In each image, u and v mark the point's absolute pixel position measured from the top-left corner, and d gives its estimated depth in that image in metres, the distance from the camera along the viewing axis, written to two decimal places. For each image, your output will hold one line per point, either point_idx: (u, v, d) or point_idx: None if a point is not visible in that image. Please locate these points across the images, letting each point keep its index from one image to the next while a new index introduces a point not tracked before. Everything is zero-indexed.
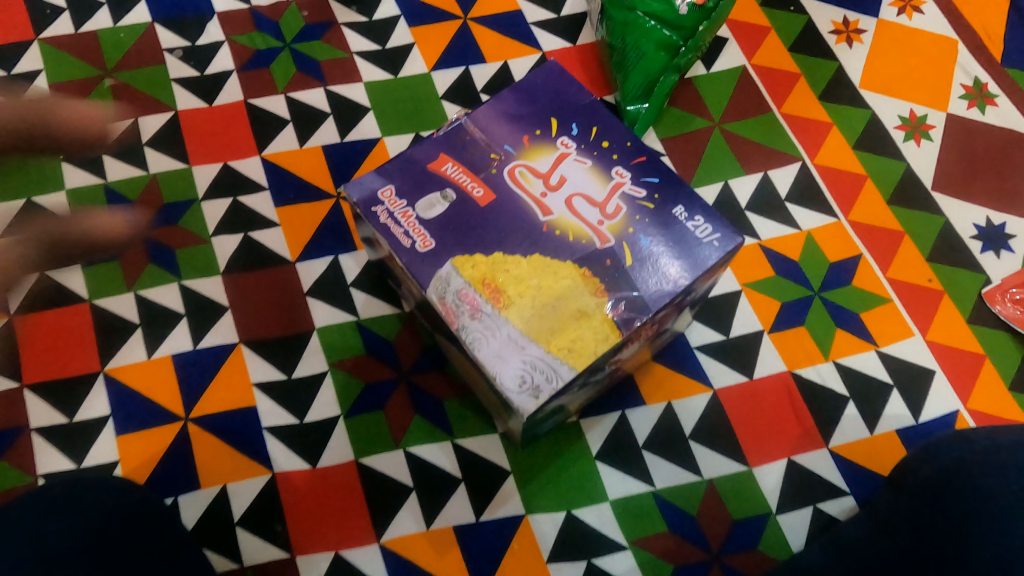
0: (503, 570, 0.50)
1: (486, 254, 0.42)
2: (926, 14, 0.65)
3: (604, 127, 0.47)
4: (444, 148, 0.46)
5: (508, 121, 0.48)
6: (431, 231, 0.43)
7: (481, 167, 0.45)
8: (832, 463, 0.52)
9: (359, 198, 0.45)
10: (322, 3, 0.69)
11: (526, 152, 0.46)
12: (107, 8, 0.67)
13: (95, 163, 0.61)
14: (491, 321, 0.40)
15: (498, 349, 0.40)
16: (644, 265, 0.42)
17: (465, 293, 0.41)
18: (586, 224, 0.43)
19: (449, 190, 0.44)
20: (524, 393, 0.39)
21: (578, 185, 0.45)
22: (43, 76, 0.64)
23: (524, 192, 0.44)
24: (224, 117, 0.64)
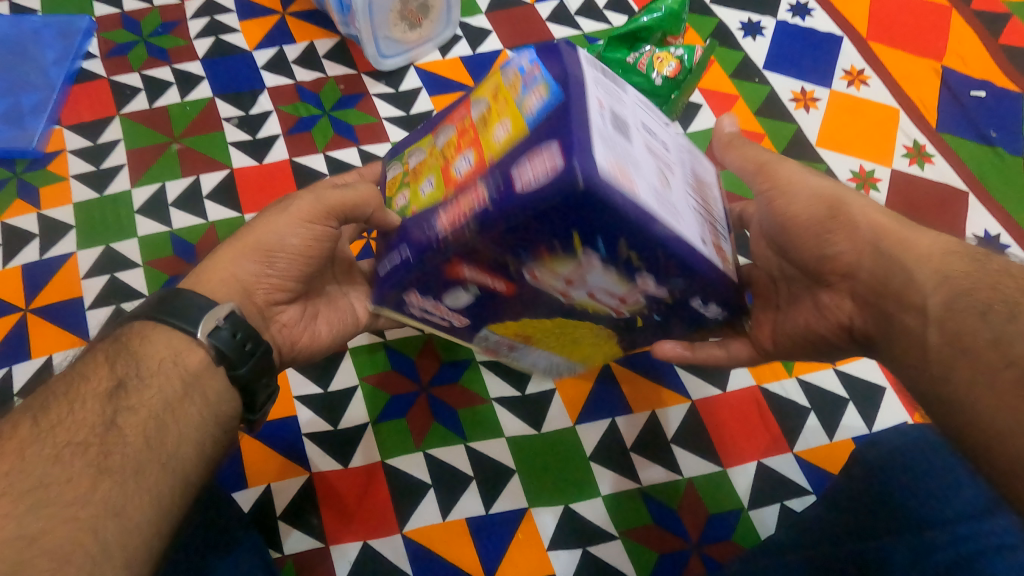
0: (510, 556, 0.57)
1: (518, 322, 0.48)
2: (872, 86, 0.76)
3: (632, 242, 0.37)
4: (457, 258, 0.40)
5: (519, 233, 0.37)
6: (464, 314, 0.48)
7: (498, 270, 0.41)
8: (796, 465, 0.60)
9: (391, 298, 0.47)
10: (355, 78, 0.81)
11: (547, 265, 0.39)
12: (176, 86, 0.79)
13: (163, 213, 0.72)
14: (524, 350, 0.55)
15: (533, 359, 0.57)
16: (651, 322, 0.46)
17: (501, 340, 0.52)
18: (604, 305, 0.44)
19: (472, 291, 0.44)
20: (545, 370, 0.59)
21: (601, 287, 0.42)
22: (120, 145, 0.75)
23: (550, 292, 0.43)
24: (273, 174, 0.74)
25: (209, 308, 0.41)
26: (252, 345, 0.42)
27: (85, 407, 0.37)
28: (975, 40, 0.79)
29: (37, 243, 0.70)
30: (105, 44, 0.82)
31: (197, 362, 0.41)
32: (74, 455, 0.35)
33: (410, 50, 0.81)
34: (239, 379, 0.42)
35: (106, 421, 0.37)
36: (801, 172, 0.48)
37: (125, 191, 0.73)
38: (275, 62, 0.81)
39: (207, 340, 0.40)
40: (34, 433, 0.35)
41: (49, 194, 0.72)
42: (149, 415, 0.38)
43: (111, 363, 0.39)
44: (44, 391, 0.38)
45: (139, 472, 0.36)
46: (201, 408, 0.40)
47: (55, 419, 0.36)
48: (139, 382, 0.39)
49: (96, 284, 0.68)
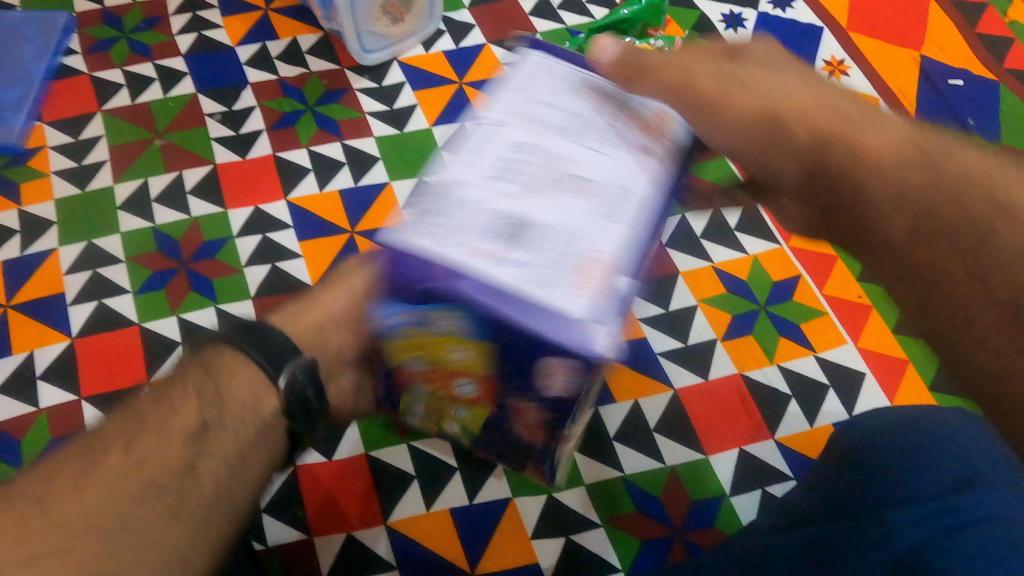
0: (494, 545, 0.57)
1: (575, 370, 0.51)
2: (853, 76, 0.76)
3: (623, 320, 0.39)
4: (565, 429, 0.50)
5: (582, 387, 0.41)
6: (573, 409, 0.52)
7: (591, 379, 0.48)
8: (777, 452, 0.61)
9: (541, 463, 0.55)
10: (339, 73, 0.81)
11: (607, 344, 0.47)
12: (158, 82, 0.79)
13: (146, 208, 0.72)
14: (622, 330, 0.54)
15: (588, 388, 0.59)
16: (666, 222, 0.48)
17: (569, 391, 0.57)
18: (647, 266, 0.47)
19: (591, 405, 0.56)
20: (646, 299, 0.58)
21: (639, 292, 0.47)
22: (103, 140, 0.75)
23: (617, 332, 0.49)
24: (257, 168, 0.74)
25: (294, 354, 0.39)
26: (316, 403, 0.40)
27: (170, 444, 0.34)
28: (953, 30, 0.79)
29: (19, 239, 0.69)
30: (87, 40, 0.82)
31: (270, 411, 0.38)
32: (153, 498, 0.32)
33: (393, 44, 0.82)
34: (293, 435, 0.39)
35: (187, 465, 0.33)
36: (720, 85, 0.41)
37: (108, 187, 0.73)
38: (258, 58, 0.81)
39: (287, 387, 0.38)
40: (123, 463, 0.32)
41: (31, 190, 0.72)
42: (225, 463, 0.35)
43: (199, 395, 0.36)
44: (124, 409, 0.35)
45: (208, 523, 0.33)
46: (263, 465, 0.37)
47: (138, 452, 0.33)
48: (222, 426, 0.36)
49: (78, 280, 0.68)
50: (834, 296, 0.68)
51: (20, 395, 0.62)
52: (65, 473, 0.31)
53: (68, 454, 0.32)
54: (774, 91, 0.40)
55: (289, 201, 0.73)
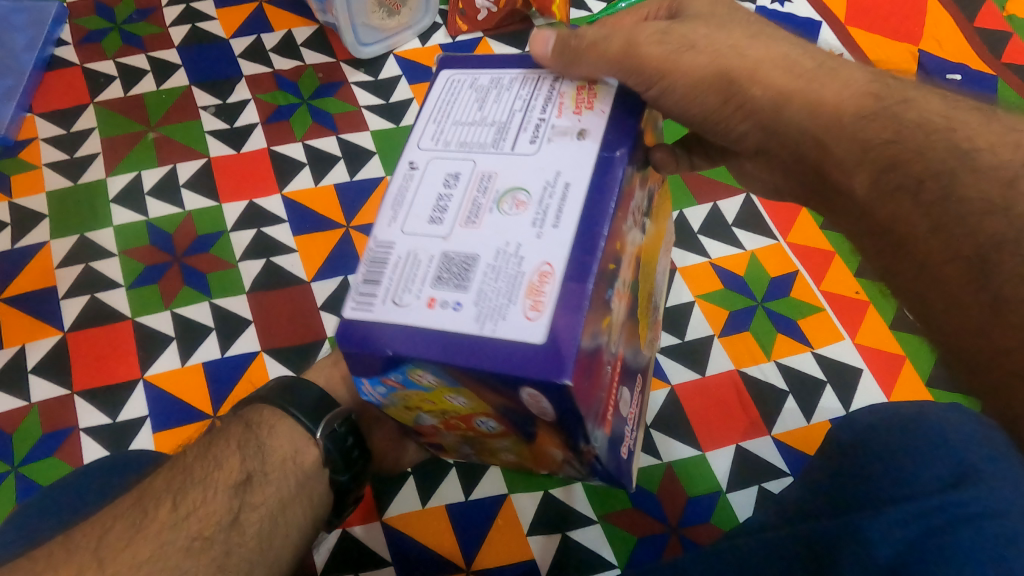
0: (490, 541, 0.57)
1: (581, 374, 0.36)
2: None
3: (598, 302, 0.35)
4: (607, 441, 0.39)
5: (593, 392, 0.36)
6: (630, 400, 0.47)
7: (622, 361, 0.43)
8: (774, 449, 0.60)
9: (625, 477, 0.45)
10: (334, 66, 0.80)
11: (610, 328, 0.38)
12: (151, 74, 0.78)
13: (139, 202, 0.71)
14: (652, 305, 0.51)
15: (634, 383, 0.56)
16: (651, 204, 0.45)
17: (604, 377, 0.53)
18: (635, 241, 0.42)
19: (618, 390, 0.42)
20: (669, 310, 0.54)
21: (625, 265, 0.40)
22: (95, 133, 0.74)
23: (623, 304, 0.41)
24: (251, 162, 0.74)
25: (334, 407, 0.46)
26: (356, 453, 0.47)
27: (218, 497, 0.42)
28: (951, 24, 0.79)
29: (10, 232, 0.69)
30: (79, 31, 0.81)
31: (311, 460, 0.45)
32: (201, 550, 0.40)
33: (389, 37, 0.81)
34: (334, 483, 0.46)
35: (233, 518, 0.42)
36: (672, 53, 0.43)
37: (100, 180, 0.72)
38: (252, 50, 0.81)
39: (323, 440, 0.45)
40: (172, 518, 0.41)
41: (22, 183, 0.71)
42: (267, 513, 0.44)
43: (242, 453, 0.44)
44: (176, 469, 0.44)
45: (251, 568, 0.42)
46: (307, 508, 0.46)
47: (191, 504, 0.41)
48: (264, 480, 0.44)
49: (70, 274, 0.67)
50: (832, 292, 0.68)
51: (12, 390, 0.61)
52: (124, 529, 0.40)
53: (126, 511, 0.41)
54: (725, 50, 0.43)
55: (283, 195, 0.72)
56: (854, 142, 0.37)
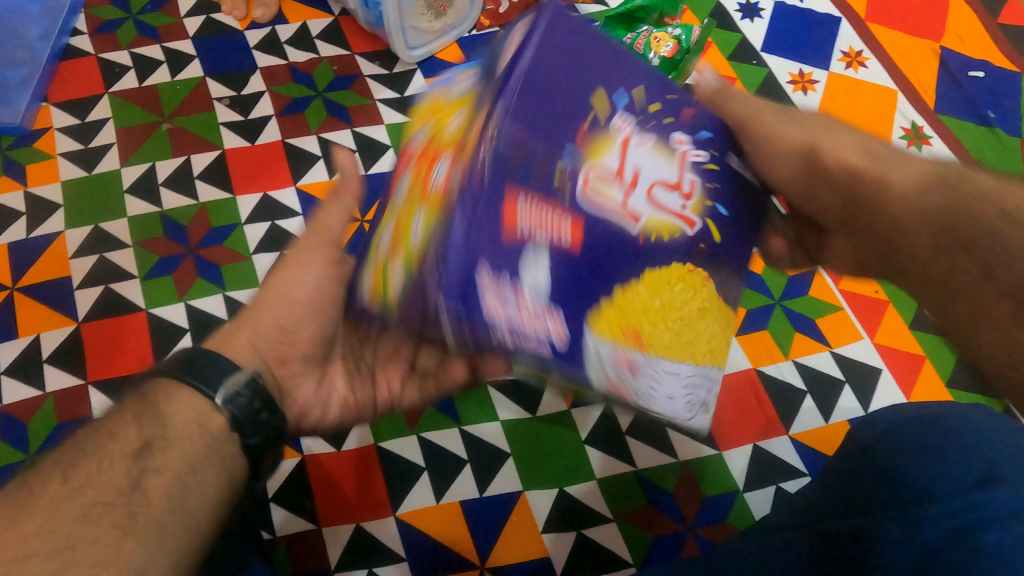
0: (504, 538, 0.57)
1: (608, 294, 0.34)
2: (870, 68, 0.76)
3: (649, 88, 0.36)
4: (502, 176, 0.30)
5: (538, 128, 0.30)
6: (559, 311, 0.32)
7: (553, 195, 0.31)
8: (791, 447, 0.60)
9: (455, 318, 0.30)
10: (349, 59, 0.80)
11: (589, 147, 0.32)
12: (166, 65, 0.78)
13: (153, 193, 0.71)
14: (646, 365, 0.36)
15: (669, 391, 0.37)
16: (722, 226, 0.39)
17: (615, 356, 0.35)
18: (672, 218, 0.36)
19: (540, 254, 0.31)
20: (688, 411, 0.38)
21: (654, 169, 0.35)
22: (109, 123, 0.74)
23: (613, 208, 0.33)
24: (265, 155, 0.73)
25: (231, 371, 0.36)
26: (268, 415, 0.36)
27: (108, 467, 0.31)
28: (973, 20, 0.78)
29: (25, 221, 0.69)
30: (93, 20, 0.80)
31: (219, 427, 0.35)
32: (99, 516, 0.29)
33: (431, 42, 0.79)
34: (250, 450, 0.36)
35: (132, 485, 0.31)
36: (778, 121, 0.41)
37: (115, 171, 0.72)
38: (267, 42, 0.80)
39: (225, 406, 0.35)
40: (61, 492, 0.29)
41: (37, 172, 0.71)
42: (176, 478, 0.32)
43: (138, 419, 0.33)
44: (66, 440, 0.33)
45: (162, 531, 0.30)
46: (220, 472, 0.34)
47: (82, 475, 0.30)
48: (167, 442, 0.33)
49: (84, 265, 0.67)
50: (850, 291, 0.67)
51: (26, 379, 0.61)
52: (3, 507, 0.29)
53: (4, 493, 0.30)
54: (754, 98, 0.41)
55: (298, 187, 0.72)
56: (915, 211, 0.36)
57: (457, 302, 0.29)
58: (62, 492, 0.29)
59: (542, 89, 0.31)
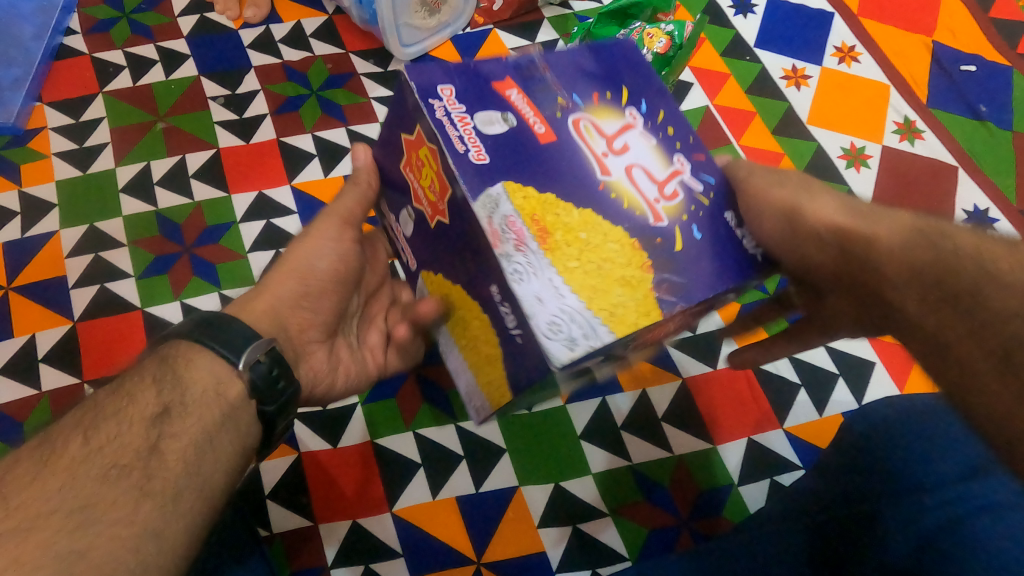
0: (501, 533, 0.57)
1: (541, 190, 0.34)
2: (863, 63, 0.76)
3: (673, 115, 0.38)
4: (513, 72, 0.38)
5: (574, 74, 0.39)
6: (487, 147, 0.35)
7: (546, 105, 0.37)
8: (785, 441, 0.60)
9: (410, 83, 0.36)
10: (344, 57, 0.80)
11: (595, 107, 0.38)
12: (160, 64, 0.78)
13: (148, 192, 0.71)
14: (536, 262, 0.32)
15: (538, 291, 0.31)
16: (695, 254, 0.34)
17: (511, 223, 0.33)
18: (641, 199, 0.35)
19: (510, 114, 0.36)
20: (560, 342, 0.30)
21: (644, 158, 0.36)
22: (104, 123, 0.74)
23: (585, 147, 0.36)
24: (260, 153, 0.73)
25: (254, 337, 0.35)
26: (285, 384, 0.36)
27: (127, 429, 0.31)
28: (965, 15, 0.79)
29: (20, 221, 0.69)
30: (87, 20, 0.80)
31: (238, 395, 0.35)
32: (118, 478, 0.30)
33: (426, 39, 0.80)
34: (264, 419, 0.36)
35: (149, 447, 0.31)
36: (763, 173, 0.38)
37: (110, 170, 0.72)
38: (261, 41, 0.80)
39: (246, 373, 0.34)
40: (83, 453, 0.30)
41: (32, 172, 0.71)
42: (192, 443, 0.32)
43: (157, 383, 0.33)
44: (83, 403, 0.33)
45: (179, 495, 0.31)
46: (235, 440, 0.34)
47: (101, 437, 0.31)
48: (185, 407, 0.33)
49: (80, 264, 0.67)
50: None
51: (22, 378, 0.61)
52: (21, 470, 0.29)
53: (26, 450, 0.30)
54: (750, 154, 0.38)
55: (293, 185, 0.72)
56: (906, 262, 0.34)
57: (419, 68, 0.37)
58: (83, 453, 0.30)
59: (587, 62, 0.39)
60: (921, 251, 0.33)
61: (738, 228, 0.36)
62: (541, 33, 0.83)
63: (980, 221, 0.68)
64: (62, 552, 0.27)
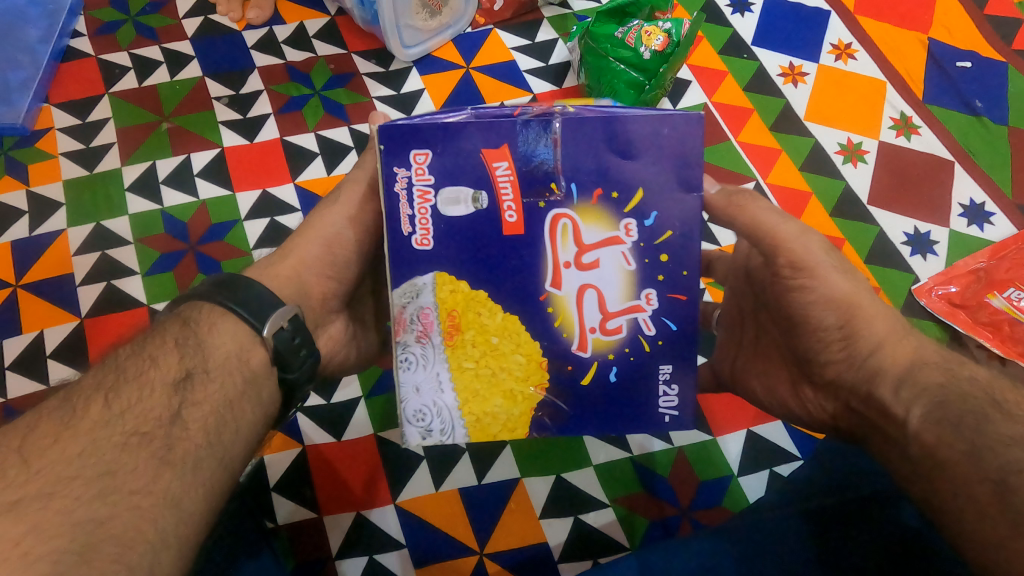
0: (503, 525, 0.58)
1: (472, 288, 0.38)
2: (860, 60, 0.77)
3: (678, 241, 0.37)
4: (515, 139, 0.36)
5: (598, 159, 0.37)
6: (437, 233, 0.37)
7: (530, 193, 0.37)
8: (784, 432, 0.61)
9: (385, 149, 0.37)
10: (345, 57, 0.81)
11: (586, 207, 0.37)
12: (165, 65, 0.79)
13: (154, 191, 0.72)
14: (430, 356, 0.40)
15: (419, 383, 0.40)
16: (598, 391, 0.40)
17: (426, 314, 0.39)
18: (576, 321, 0.39)
19: (483, 194, 0.37)
20: (414, 431, 0.40)
21: (607, 280, 0.38)
22: (110, 123, 0.75)
23: (549, 253, 0.38)
24: (264, 152, 0.74)
25: (277, 305, 0.38)
26: (306, 352, 0.38)
27: (150, 396, 0.32)
28: (961, 13, 0.79)
29: (27, 220, 0.70)
30: (93, 22, 0.81)
31: (259, 361, 0.37)
32: (139, 445, 0.31)
33: (427, 40, 0.81)
34: (285, 385, 0.38)
35: (172, 415, 0.32)
36: (825, 261, 0.41)
37: (116, 169, 0.73)
38: (265, 42, 0.81)
39: (270, 339, 0.37)
40: (104, 417, 0.31)
41: (39, 172, 0.72)
42: (213, 411, 0.34)
43: (179, 348, 0.35)
44: (104, 366, 0.34)
45: (199, 463, 0.32)
46: (256, 406, 0.36)
47: (123, 403, 0.32)
48: (207, 376, 0.34)
49: (87, 262, 0.68)
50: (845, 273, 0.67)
51: (30, 373, 0.62)
52: (45, 431, 0.30)
53: (50, 411, 0.31)
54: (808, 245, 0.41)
55: (296, 184, 0.73)
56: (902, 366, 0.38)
57: (397, 127, 0.36)
58: (104, 417, 0.31)
59: (612, 157, 0.37)
60: (930, 373, 0.37)
61: (667, 385, 0.40)
62: (541, 33, 0.84)
63: (976, 214, 0.69)
64: (83, 518, 0.27)
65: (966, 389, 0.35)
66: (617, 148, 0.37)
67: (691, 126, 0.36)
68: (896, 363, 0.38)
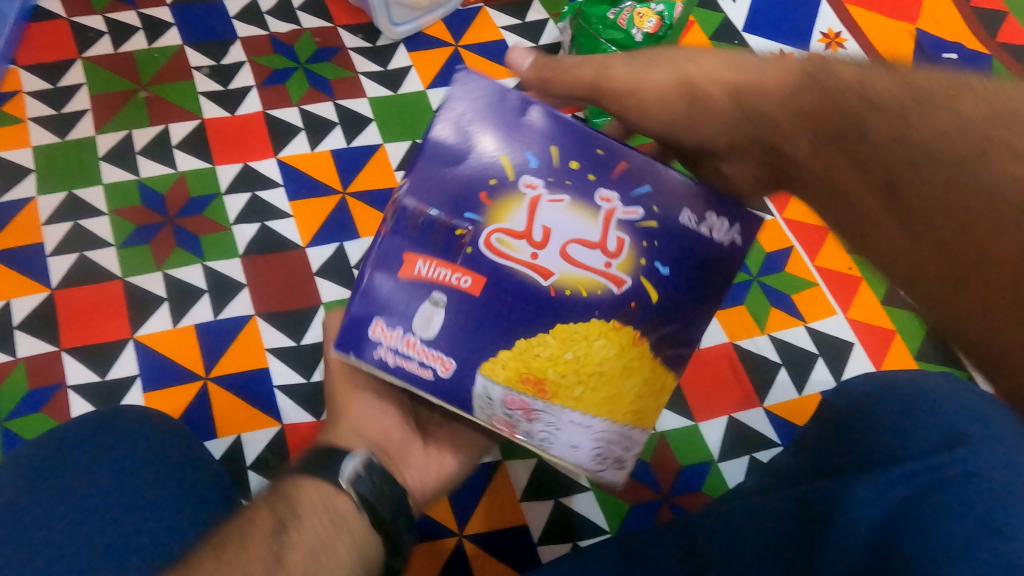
0: (482, 506, 0.57)
1: (510, 347, 0.37)
2: (848, 49, 0.77)
3: (562, 145, 0.39)
4: (403, 242, 0.38)
5: (446, 171, 0.38)
6: (445, 349, 0.37)
7: (446, 241, 0.37)
8: (764, 419, 0.61)
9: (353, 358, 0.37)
10: (332, 31, 0.79)
11: (495, 209, 0.37)
12: (142, 32, 0.77)
13: (130, 161, 0.70)
14: (551, 416, 0.38)
15: (569, 440, 0.38)
16: (667, 290, 0.38)
17: (512, 400, 0.37)
18: (599, 277, 0.37)
19: (435, 292, 0.37)
20: (610, 468, 0.39)
21: (568, 229, 0.37)
22: (83, 89, 0.73)
23: (516, 263, 0.37)
24: (247, 125, 0.73)
25: (351, 454, 0.39)
26: (391, 489, 0.39)
27: (251, 546, 0.34)
28: (950, 4, 0.80)
29: None
30: None
31: (346, 507, 0.37)
32: None
33: (419, 18, 0.79)
34: (379, 524, 0.38)
35: (274, 559, 0.34)
36: (638, 71, 0.40)
37: (89, 137, 0.70)
38: (247, 12, 0.79)
39: (352, 487, 0.38)
40: (214, 567, 0.33)
41: (7, 136, 0.70)
42: (311, 552, 0.35)
43: (271, 504, 0.36)
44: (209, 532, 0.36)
45: None
46: (351, 547, 0.37)
47: (228, 554, 0.34)
48: (300, 519, 0.36)
49: (58, 231, 0.66)
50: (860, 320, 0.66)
51: None
52: None
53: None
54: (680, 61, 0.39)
55: (279, 158, 0.72)
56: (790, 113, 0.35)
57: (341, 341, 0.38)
58: (215, 565, 0.33)
59: (454, 170, 0.38)
60: (807, 97, 0.34)
61: (704, 221, 0.39)
62: (531, 12, 0.82)
63: None
64: None
65: (842, 97, 0.33)
66: (445, 163, 0.38)
67: (465, 94, 0.39)
68: (772, 98, 0.36)
